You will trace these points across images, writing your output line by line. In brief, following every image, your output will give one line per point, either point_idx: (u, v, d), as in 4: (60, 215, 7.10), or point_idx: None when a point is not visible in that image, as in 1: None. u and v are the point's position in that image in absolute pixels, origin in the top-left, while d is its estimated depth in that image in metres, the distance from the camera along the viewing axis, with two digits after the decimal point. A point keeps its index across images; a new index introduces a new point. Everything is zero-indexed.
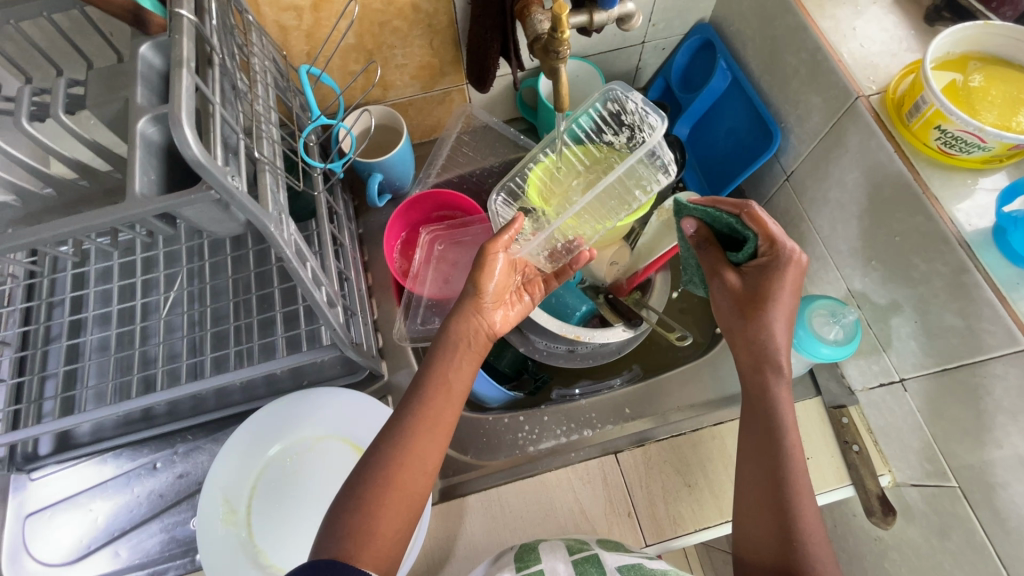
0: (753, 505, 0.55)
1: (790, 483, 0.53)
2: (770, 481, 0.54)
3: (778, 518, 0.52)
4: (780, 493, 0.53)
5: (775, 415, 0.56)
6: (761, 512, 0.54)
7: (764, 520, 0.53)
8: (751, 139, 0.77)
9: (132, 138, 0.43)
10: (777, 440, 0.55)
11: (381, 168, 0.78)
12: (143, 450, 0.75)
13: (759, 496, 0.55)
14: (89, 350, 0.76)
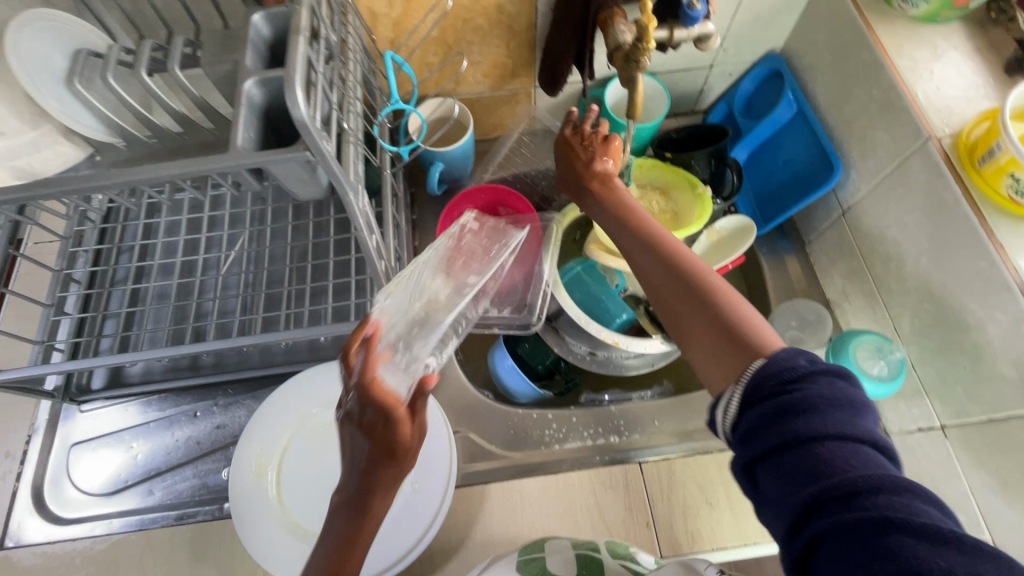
0: (675, 312, 0.50)
1: (671, 264, 0.52)
2: (667, 275, 0.52)
3: (706, 322, 0.47)
4: (686, 287, 0.50)
5: (667, 251, 0.54)
6: (686, 305, 0.49)
7: (697, 320, 0.48)
8: (810, 171, 0.78)
9: (239, 97, 0.46)
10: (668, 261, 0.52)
11: (444, 158, 0.81)
12: (186, 398, 0.79)
13: (666, 288, 0.51)
14: (149, 297, 0.81)
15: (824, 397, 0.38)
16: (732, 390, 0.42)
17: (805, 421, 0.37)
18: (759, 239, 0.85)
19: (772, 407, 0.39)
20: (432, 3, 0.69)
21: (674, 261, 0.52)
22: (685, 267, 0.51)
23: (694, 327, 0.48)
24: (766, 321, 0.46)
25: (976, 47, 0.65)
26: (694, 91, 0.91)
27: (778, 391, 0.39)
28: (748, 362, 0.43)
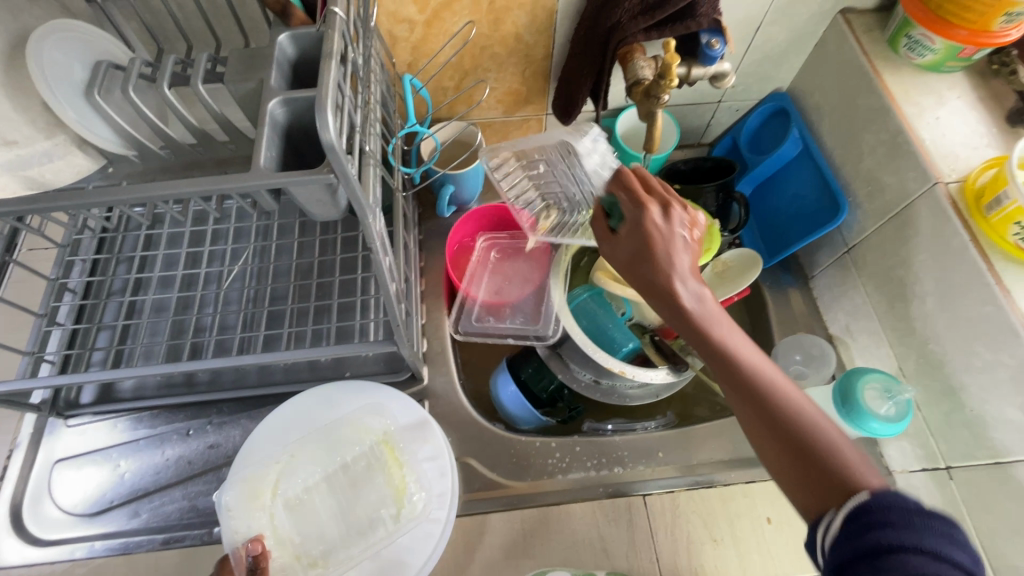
0: (755, 428, 0.45)
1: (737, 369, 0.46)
2: (738, 386, 0.46)
3: (796, 442, 0.43)
4: (761, 396, 0.45)
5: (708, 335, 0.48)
6: (761, 433, 0.45)
7: (772, 446, 0.44)
8: (816, 208, 0.79)
9: (263, 116, 0.46)
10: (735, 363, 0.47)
11: (455, 181, 0.81)
12: (178, 415, 0.76)
13: (738, 399, 0.46)
14: (146, 309, 0.78)
15: (898, 543, 0.35)
16: (831, 513, 0.40)
17: (884, 533, 0.36)
18: (763, 272, 0.86)
19: (859, 548, 0.36)
20: (451, 29, 0.70)
21: (743, 364, 0.46)
22: (756, 384, 0.46)
23: (769, 450, 0.44)
24: (862, 453, 0.42)
25: (979, 97, 0.67)
26: (701, 125, 0.92)
27: (856, 527, 0.37)
28: (841, 504, 0.40)
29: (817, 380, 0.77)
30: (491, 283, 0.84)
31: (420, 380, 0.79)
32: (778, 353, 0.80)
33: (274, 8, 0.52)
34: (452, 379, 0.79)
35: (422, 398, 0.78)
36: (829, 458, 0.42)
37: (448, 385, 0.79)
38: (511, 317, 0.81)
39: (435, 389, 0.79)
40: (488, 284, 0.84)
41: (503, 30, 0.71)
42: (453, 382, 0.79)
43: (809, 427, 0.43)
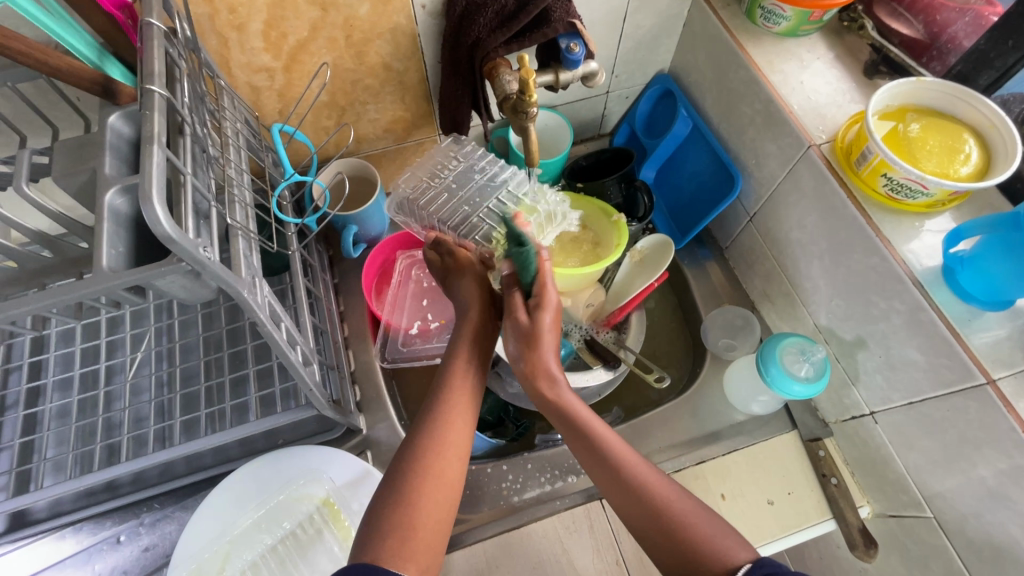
0: (641, 530, 0.50)
1: (613, 472, 0.52)
2: (616, 485, 0.51)
3: (661, 525, 0.49)
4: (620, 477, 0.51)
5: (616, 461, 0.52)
6: (639, 528, 0.50)
7: (642, 528, 0.50)
8: (714, 183, 0.81)
9: (100, 209, 0.42)
10: (603, 458, 0.52)
11: (357, 220, 0.80)
12: (106, 523, 0.71)
13: (619, 495, 0.51)
14: (47, 419, 0.71)
15: None
16: None
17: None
18: (680, 252, 0.87)
19: None
20: (313, 70, 0.67)
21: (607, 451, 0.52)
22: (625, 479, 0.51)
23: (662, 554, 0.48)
24: (721, 525, 0.48)
25: (836, 55, 0.69)
26: (596, 117, 0.93)
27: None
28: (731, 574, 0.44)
29: (746, 349, 0.79)
30: (413, 305, 0.82)
31: (358, 431, 0.76)
32: (706, 331, 0.81)
33: (95, 88, 0.48)
34: (391, 423, 0.77)
35: (363, 449, 0.76)
36: (691, 533, 0.48)
37: (388, 430, 0.77)
38: (438, 336, 0.80)
39: (376, 437, 0.76)
40: (410, 307, 0.82)
41: (369, 62, 0.69)
42: (393, 426, 0.77)
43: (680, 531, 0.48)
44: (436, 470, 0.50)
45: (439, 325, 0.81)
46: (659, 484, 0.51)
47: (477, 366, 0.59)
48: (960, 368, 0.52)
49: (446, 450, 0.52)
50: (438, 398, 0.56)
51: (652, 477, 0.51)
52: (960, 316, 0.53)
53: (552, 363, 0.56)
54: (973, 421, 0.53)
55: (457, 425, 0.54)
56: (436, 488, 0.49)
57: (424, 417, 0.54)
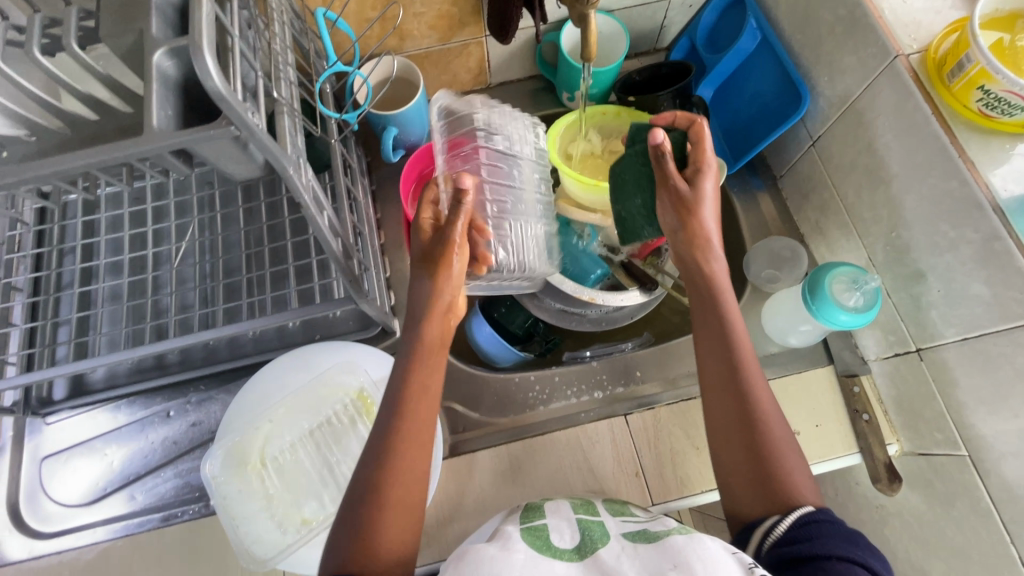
0: (728, 449, 0.54)
1: (742, 387, 0.55)
2: (728, 390, 0.56)
3: (756, 455, 0.52)
4: (746, 401, 0.54)
5: (748, 381, 0.55)
6: (732, 448, 0.54)
7: (734, 451, 0.54)
8: (777, 104, 0.75)
9: (149, 70, 0.41)
10: (739, 376, 0.56)
11: (397, 122, 0.77)
12: (156, 398, 0.76)
13: (724, 398, 0.56)
14: (101, 298, 0.75)
15: (845, 539, 0.45)
16: (777, 516, 0.49)
17: (822, 546, 0.44)
18: (730, 178, 0.83)
19: (800, 535, 0.46)
20: None
21: (742, 374, 0.56)
22: (742, 395, 0.55)
23: (740, 483, 0.53)
24: (813, 485, 0.51)
25: None
26: (654, 27, 0.86)
27: (803, 532, 0.46)
28: (787, 511, 0.49)
29: (789, 282, 0.76)
30: None
31: (393, 334, 0.78)
32: (749, 260, 0.79)
33: None
34: None
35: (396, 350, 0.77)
36: (784, 467, 0.51)
37: None
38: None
39: None
40: None
41: None
42: None
43: (775, 445, 0.53)
44: (399, 472, 0.50)
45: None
46: (779, 426, 0.54)
47: (437, 362, 0.57)
48: None
49: (405, 472, 0.50)
50: (405, 396, 0.54)
51: (760, 383, 0.56)
52: None
53: (716, 251, 0.62)
54: None
55: (416, 445, 0.52)
56: (396, 514, 0.49)
57: (387, 420, 0.53)
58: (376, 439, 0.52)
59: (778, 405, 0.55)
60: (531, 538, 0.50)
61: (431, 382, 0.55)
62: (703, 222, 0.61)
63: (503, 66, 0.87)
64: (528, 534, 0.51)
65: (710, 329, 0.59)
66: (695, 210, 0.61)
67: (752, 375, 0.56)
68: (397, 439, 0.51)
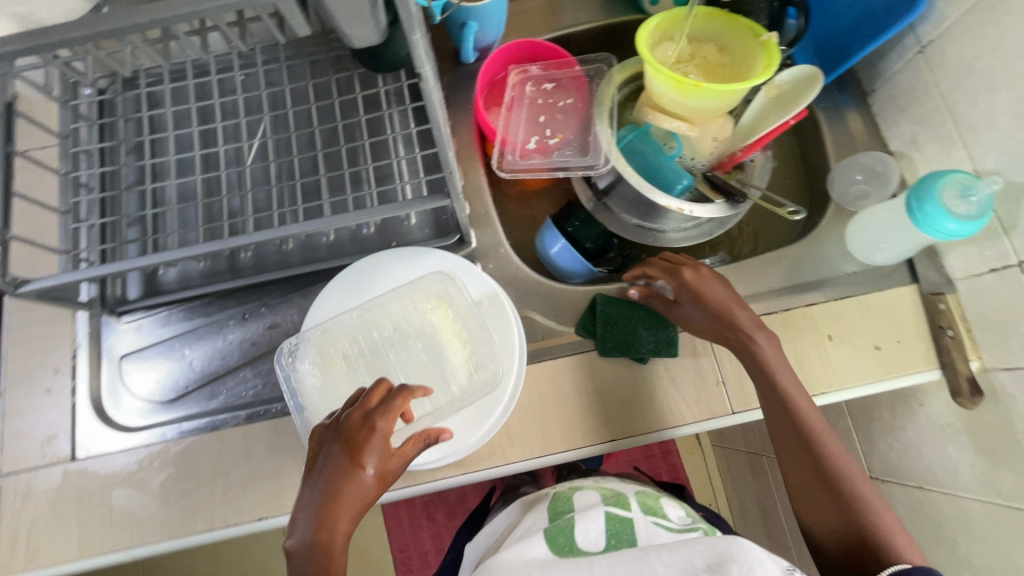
0: (816, 502, 0.60)
1: (819, 455, 0.61)
2: (809, 462, 0.61)
3: (843, 506, 0.58)
4: (821, 460, 0.60)
5: (821, 452, 0.61)
6: (817, 496, 0.60)
7: (819, 498, 0.60)
8: (882, 8, 0.71)
9: None
10: (808, 437, 0.61)
11: (479, 16, 0.73)
12: (230, 302, 0.75)
13: (806, 467, 0.61)
14: (171, 197, 0.73)
15: None
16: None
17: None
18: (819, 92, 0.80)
19: None
20: None
21: (813, 437, 0.61)
22: (826, 489, 0.59)
23: (829, 526, 0.59)
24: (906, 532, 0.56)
25: None
26: None
27: None
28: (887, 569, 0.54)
29: (878, 200, 0.74)
30: (528, 121, 0.78)
31: (469, 243, 0.76)
32: (834, 178, 0.77)
33: None
34: (500, 238, 0.77)
35: (472, 260, 0.76)
36: (866, 510, 0.57)
37: (496, 245, 0.77)
38: (559, 151, 0.75)
39: (484, 251, 0.77)
40: (525, 121, 0.77)
41: None
42: (501, 242, 0.77)
43: (862, 503, 0.58)
44: (327, 518, 0.53)
45: (559, 141, 0.76)
46: (850, 468, 0.60)
47: (352, 510, 0.54)
48: None
49: (336, 528, 0.53)
50: (331, 474, 0.53)
51: (838, 453, 0.61)
52: None
53: (775, 356, 0.64)
54: None
55: (344, 502, 0.54)
56: (333, 551, 0.54)
57: (314, 474, 0.55)
58: (312, 486, 0.54)
59: (844, 449, 0.61)
60: (555, 537, 0.58)
61: (341, 521, 0.53)
62: (755, 329, 0.65)
63: None
64: (553, 533, 0.59)
65: (786, 444, 0.62)
66: (768, 365, 0.63)
67: (820, 431, 0.61)
68: (320, 496, 0.54)
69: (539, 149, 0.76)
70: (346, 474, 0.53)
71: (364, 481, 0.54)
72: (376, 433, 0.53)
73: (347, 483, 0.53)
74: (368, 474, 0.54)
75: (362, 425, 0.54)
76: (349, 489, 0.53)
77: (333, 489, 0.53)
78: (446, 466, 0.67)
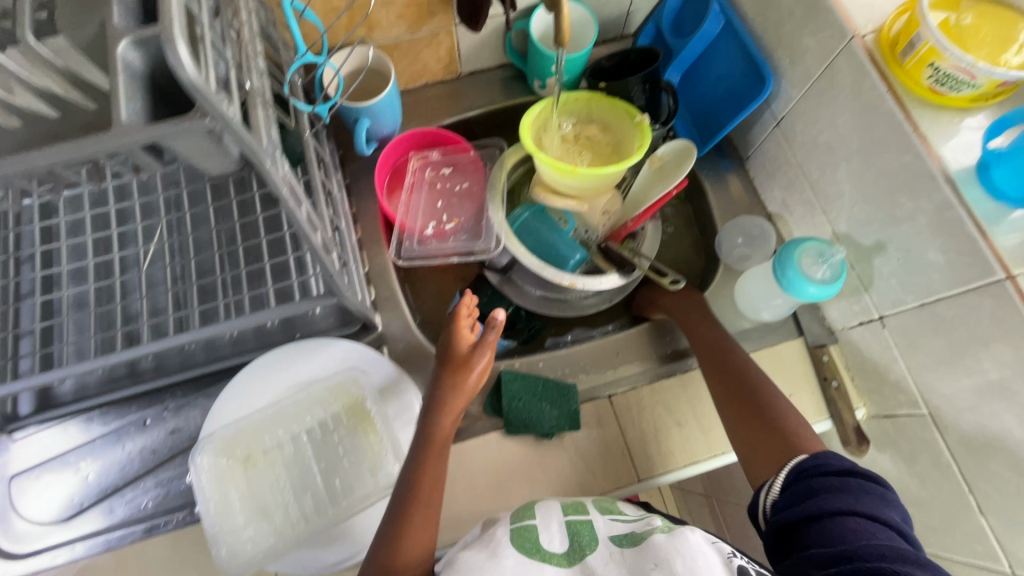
0: (747, 435, 0.65)
1: (753, 397, 0.67)
2: (742, 402, 0.67)
3: (770, 435, 0.63)
4: (754, 401, 0.66)
5: (758, 393, 0.67)
6: (748, 433, 0.65)
7: (749, 428, 0.65)
8: (742, 86, 0.77)
9: (113, 62, 0.40)
10: (748, 384, 0.68)
11: (369, 113, 0.76)
12: (131, 408, 0.73)
13: (740, 407, 0.67)
14: (65, 306, 0.71)
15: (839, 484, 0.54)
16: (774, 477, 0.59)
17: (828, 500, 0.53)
18: (700, 160, 0.86)
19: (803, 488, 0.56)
20: None
21: (752, 381, 0.68)
22: (759, 425, 0.64)
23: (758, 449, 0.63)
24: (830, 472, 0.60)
25: None
26: (621, 13, 0.87)
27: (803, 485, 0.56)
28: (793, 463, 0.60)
29: (760, 260, 0.79)
30: (427, 206, 0.81)
31: (374, 329, 0.77)
32: (722, 238, 0.82)
33: None
34: (406, 321, 0.78)
35: (379, 345, 0.77)
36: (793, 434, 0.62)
37: (402, 328, 0.78)
38: (455, 237, 0.79)
39: (391, 335, 0.78)
40: (424, 207, 0.81)
41: None
42: (408, 324, 0.78)
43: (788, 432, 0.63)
44: (424, 479, 0.59)
45: (455, 226, 0.80)
46: (785, 412, 0.65)
47: (440, 462, 0.61)
48: (980, 266, 0.52)
49: (427, 499, 0.58)
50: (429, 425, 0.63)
51: (776, 400, 0.66)
52: (989, 214, 0.52)
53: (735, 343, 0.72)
54: (986, 318, 0.53)
55: (431, 459, 0.61)
56: (423, 522, 0.57)
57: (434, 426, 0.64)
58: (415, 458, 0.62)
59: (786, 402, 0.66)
60: (523, 543, 0.52)
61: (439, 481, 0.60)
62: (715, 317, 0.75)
63: (473, 55, 0.87)
64: (519, 540, 0.52)
65: (727, 389, 0.69)
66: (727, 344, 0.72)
67: (760, 380, 0.68)
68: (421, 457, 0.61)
69: (437, 232, 0.79)
70: (454, 386, 0.65)
71: (450, 413, 0.64)
72: (462, 335, 0.68)
73: (440, 418, 0.64)
74: (468, 369, 0.67)
75: (462, 337, 0.68)
76: (478, 359, 0.67)
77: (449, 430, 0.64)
78: (353, 565, 0.65)
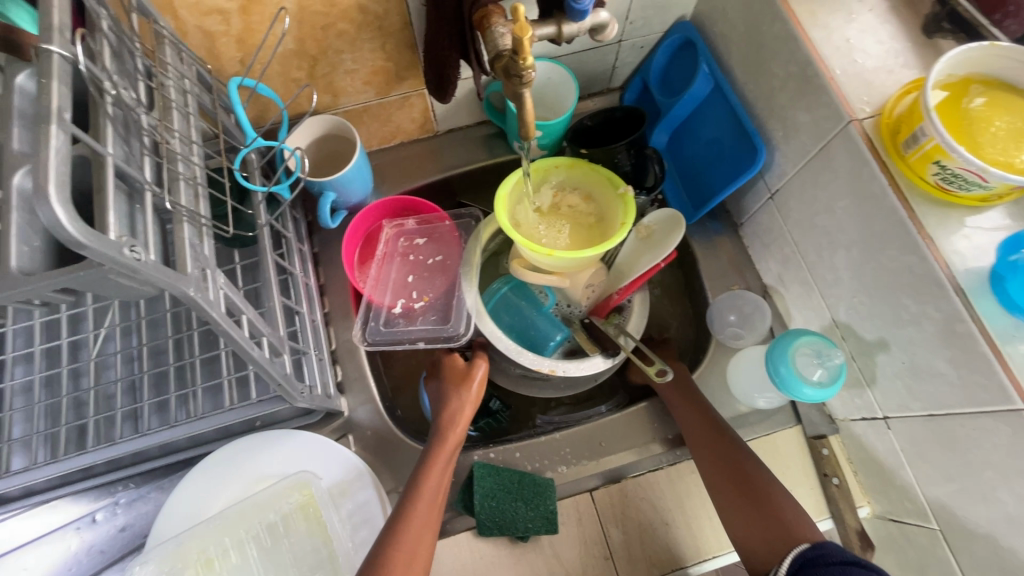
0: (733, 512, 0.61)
1: (737, 467, 0.62)
2: (727, 476, 0.62)
3: (762, 508, 0.59)
4: (739, 473, 0.62)
5: (740, 464, 0.63)
6: (735, 509, 0.61)
7: (736, 506, 0.61)
8: (733, 151, 0.71)
9: (8, 195, 0.36)
10: (729, 455, 0.63)
11: (334, 186, 0.72)
12: (81, 501, 0.69)
13: (724, 479, 0.62)
14: (10, 396, 0.67)
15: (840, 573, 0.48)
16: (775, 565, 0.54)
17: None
18: (690, 226, 0.80)
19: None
20: (274, 13, 0.57)
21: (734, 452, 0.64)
22: (747, 502, 0.60)
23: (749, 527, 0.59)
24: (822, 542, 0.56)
25: (892, 5, 0.59)
26: (605, 70, 0.82)
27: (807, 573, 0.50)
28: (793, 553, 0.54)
29: (753, 339, 0.74)
30: (398, 279, 0.76)
31: (339, 414, 0.73)
32: (714, 314, 0.76)
33: None
34: (374, 405, 0.73)
35: (345, 432, 0.73)
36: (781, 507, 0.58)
37: (370, 413, 0.73)
38: (423, 317, 0.73)
39: (358, 420, 0.73)
40: (393, 282, 0.75)
41: (341, 4, 0.59)
42: (376, 408, 0.73)
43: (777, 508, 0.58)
44: (408, 532, 0.57)
45: (424, 304, 0.74)
46: (767, 481, 0.61)
47: (431, 516, 0.59)
48: (996, 389, 0.46)
49: (409, 550, 0.55)
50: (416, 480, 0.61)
51: (756, 468, 0.62)
52: (1005, 331, 0.47)
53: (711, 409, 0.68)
54: (1002, 445, 0.47)
55: (422, 511, 0.59)
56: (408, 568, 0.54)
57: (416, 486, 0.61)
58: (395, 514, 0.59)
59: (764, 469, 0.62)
60: None
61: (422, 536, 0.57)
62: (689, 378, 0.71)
63: (449, 116, 0.83)
64: None
65: (709, 460, 0.64)
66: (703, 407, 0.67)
67: (739, 449, 0.64)
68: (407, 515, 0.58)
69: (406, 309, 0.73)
70: (444, 439, 0.65)
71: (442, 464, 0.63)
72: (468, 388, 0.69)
73: (430, 469, 0.62)
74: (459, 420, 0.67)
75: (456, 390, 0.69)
76: (467, 409, 0.67)
77: (439, 482, 0.62)
78: None
